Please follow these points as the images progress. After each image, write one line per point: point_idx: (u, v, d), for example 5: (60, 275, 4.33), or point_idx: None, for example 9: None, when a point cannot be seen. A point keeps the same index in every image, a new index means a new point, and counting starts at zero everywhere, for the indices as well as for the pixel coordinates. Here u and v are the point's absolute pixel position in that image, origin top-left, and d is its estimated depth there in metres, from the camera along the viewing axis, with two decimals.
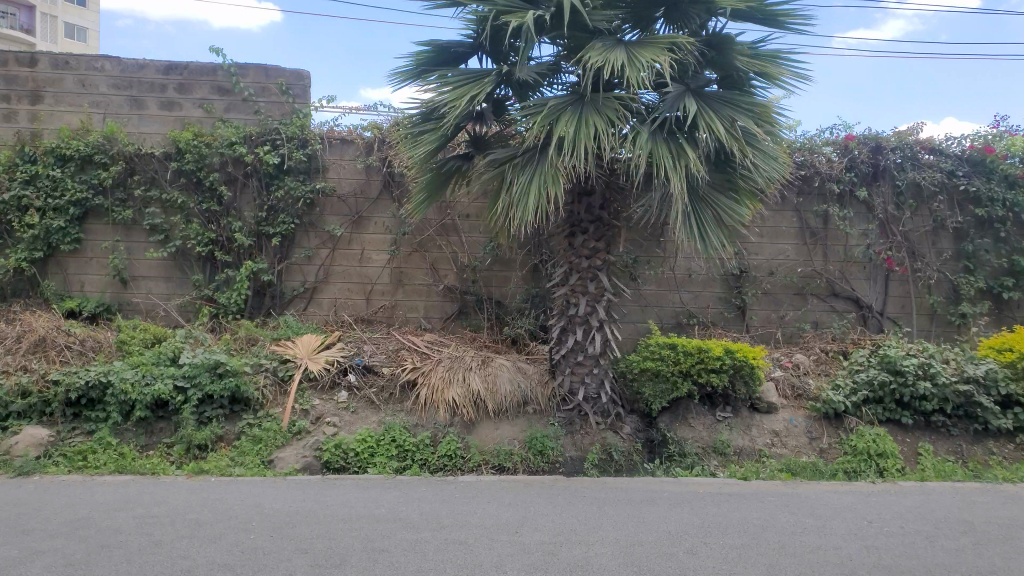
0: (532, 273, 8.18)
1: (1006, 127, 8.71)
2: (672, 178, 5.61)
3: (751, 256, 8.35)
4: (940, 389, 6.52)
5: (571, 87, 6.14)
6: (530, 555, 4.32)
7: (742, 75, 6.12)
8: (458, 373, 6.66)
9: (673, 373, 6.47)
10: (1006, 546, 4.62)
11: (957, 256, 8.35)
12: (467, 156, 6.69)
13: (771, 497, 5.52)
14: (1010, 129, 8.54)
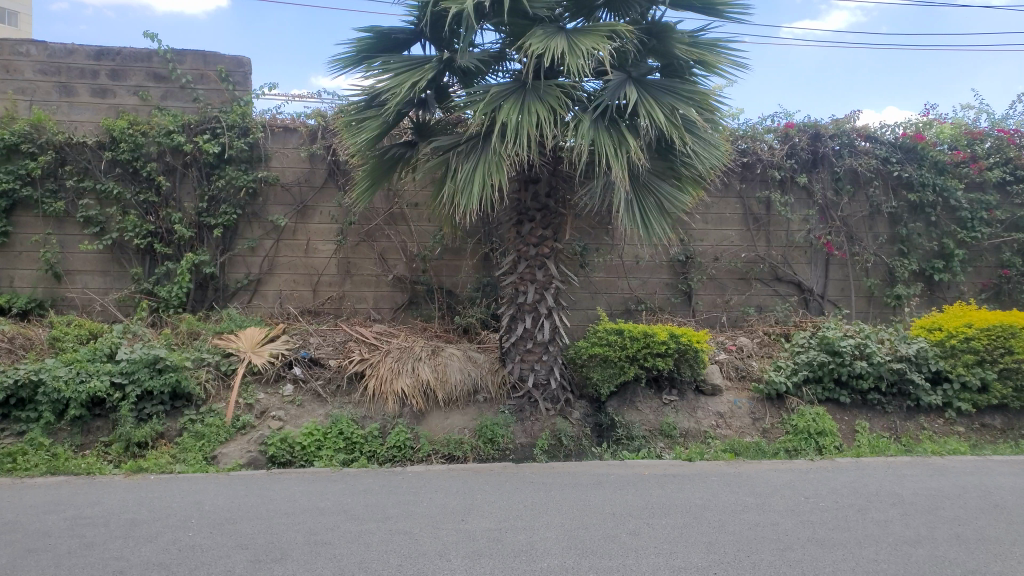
0: (482, 261, 8.20)
1: (937, 115, 9.04)
2: (614, 166, 5.65)
3: (696, 242, 8.50)
4: (876, 368, 6.75)
5: (515, 75, 6.16)
6: (475, 542, 4.34)
7: (683, 63, 6.20)
8: (408, 364, 6.62)
9: (621, 357, 6.50)
10: (931, 516, 4.82)
11: (892, 240, 8.64)
12: (410, 144, 6.64)
13: (714, 477, 5.66)
14: (940, 117, 8.89)
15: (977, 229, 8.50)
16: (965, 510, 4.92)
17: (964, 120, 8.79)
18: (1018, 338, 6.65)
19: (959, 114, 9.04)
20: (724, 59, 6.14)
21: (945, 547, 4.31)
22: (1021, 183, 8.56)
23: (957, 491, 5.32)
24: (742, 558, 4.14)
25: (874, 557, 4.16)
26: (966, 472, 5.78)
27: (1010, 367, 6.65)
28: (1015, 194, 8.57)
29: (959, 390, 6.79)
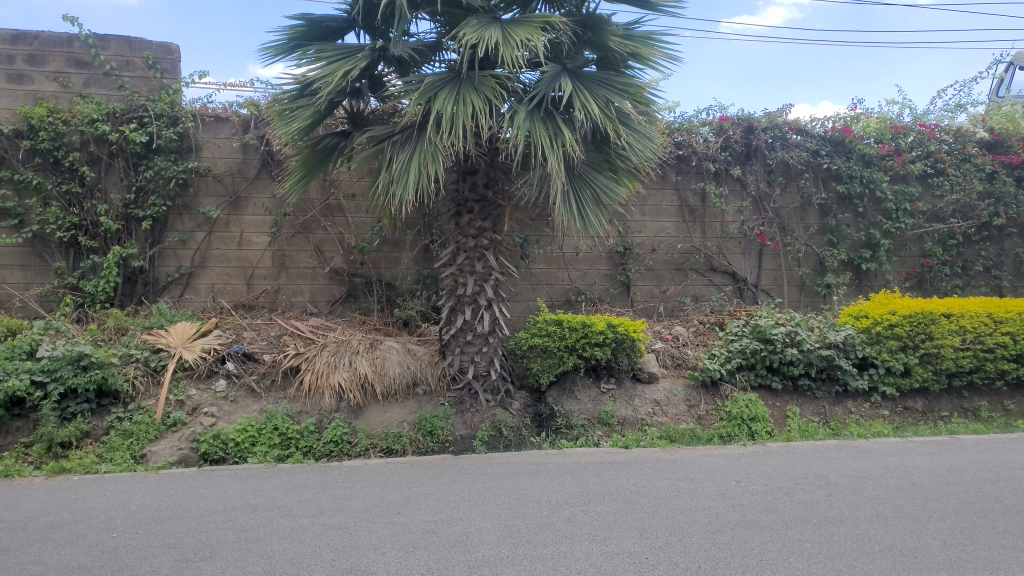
0: (422, 253, 8.16)
1: (864, 109, 9.37)
2: (549, 158, 5.68)
3: (634, 234, 8.62)
4: (806, 355, 6.97)
5: (450, 65, 6.13)
6: (410, 534, 4.34)
7: (617, 56, 6.26)
8: (345, 358, 6.55)
9: (560, 348, 6.55)
10: (855, 496, 5.02)
11: (823, 230, 8.92)
12: (344, 134, 6.53)
13: (649, 464, 5.78)
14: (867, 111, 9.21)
15: (901, 220, 8.84)
16: (885, 490, 5.15)
17: (889, 115, 9.14)
18: (937, 324, 7.01)
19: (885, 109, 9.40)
20: (658, 52, 6.21)
21: (866, 525, 4.50)
22: (941, 176, 8.95)
23: (878, 472, 5.55)
24: (673, 542, 4.24)
25: (799, 537, 4.31)
26: (888, 453, 6.04)
27: (930, 352, 7.01)
28: (936, 186, 8.96)
29: (884, 374, 7.08)
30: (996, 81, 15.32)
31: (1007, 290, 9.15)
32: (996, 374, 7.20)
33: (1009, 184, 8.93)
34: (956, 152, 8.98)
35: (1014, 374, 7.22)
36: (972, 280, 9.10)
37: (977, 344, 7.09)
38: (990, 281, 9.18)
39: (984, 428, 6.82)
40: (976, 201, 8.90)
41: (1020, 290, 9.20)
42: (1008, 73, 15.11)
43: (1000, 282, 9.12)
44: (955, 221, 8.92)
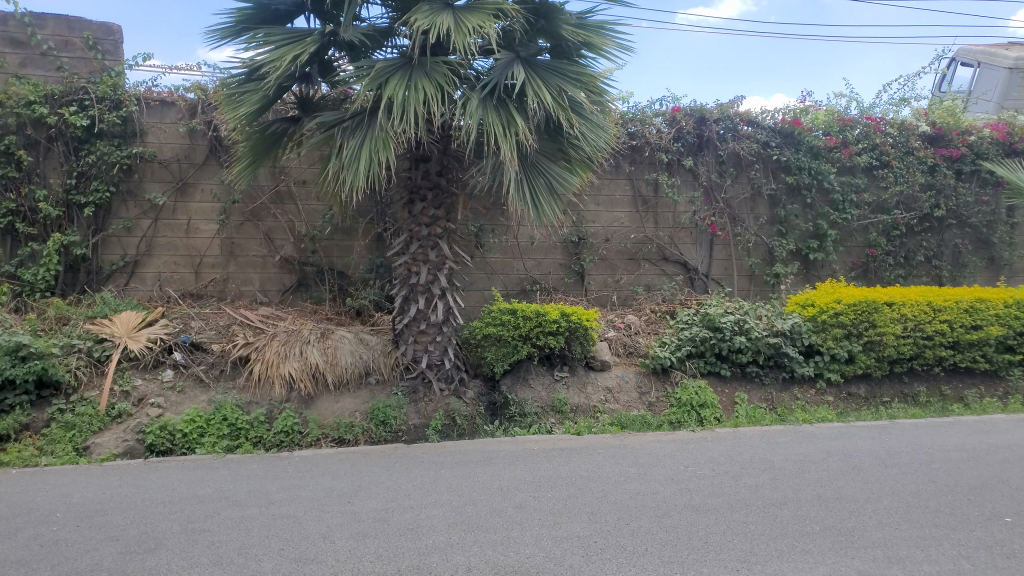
0: (375, 242, 8.11)
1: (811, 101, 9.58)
2: (502, 146, 5.70)
3: (588, 223, 8.70)
4: (754, 342, 7.14)
5: (401, 51, 6.08)
6: (361, 523, 4.34)
7: (571, 45, 6.28)
8: (295, 347, 6.48)
9: (514, 336, 6.59)
10: (798, 479, 5.18)
11: (772, 221, 9.12)
12: (293, 120, 6.43)
13: (600, 450, 5.87)
14: (815, 104, 9.43)
15: (848, 210, 9.08)
16: (827, 472, 5.32)
17: (836, 108, 9.34)
18: (880, 312, 7.24)
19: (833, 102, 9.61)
20: (610, 42, 6.25)
21: (807, 506, 4.65)
22: (886, 168, 9.20)
23: (821, 455, 5.72)
24: (621, 526, 4.32)
25: (743, 519, 4.44)
26: (830, 438, 6.23)
27: (873, 339, 7.24)
28: (881, 178, 9.20)
29: (829, 361, 7.30)
30: (938, 76, 15.83)
31: (946, 280, 9.49)
32: (934, 361, 7.48)
33: (949, 176, 9.26)
34: (900, 144, 9.23)
35: (951, 361, 7.51)
36: (914, 270, 9.42)
37: (917, 331, 7.35)
38: (931, 270, 9.51)
39: (922, 412, 7.09)
40: (918, 193, 9.20)
41: (958, 280, 9.56)
42: (950, 69, 15.61)
43: (940, 271, 9.46)
44: (898, 213, 9.21)
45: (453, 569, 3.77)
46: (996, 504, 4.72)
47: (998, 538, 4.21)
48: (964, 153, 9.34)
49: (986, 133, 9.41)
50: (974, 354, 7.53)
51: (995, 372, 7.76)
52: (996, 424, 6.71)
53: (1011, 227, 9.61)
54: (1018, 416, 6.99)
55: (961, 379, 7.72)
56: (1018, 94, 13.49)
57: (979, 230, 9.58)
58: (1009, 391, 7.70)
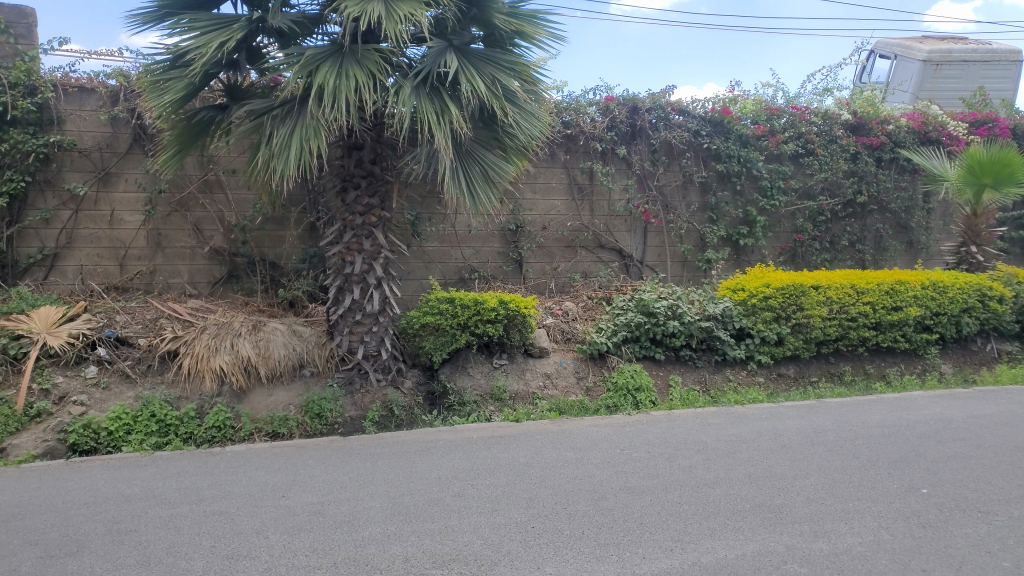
0: (308, 231, 7.95)
1: (740, 91, 9.78)
2: (436, 134, 5.64)
3: (525, 212, 8.70)
4: (687, 327, 7.28)
5: (332, 38, 5.94)
6: (296, 517, 4.26)
7: (504, 34, 6.23)
8: (226, 340, 6.29)
9: (452, 325, 6.56)
10: (730, 459, 5.32)
11: (703, 208, 9.30)
12: (221, 107, 6.22)
13: (539, 436, 5.89)
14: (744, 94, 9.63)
15: (776, 197, 9.33)
16: (758, 452, 5.47)
17: (764, 97, 9.56)
18: (807, 296, 7.48)
19: (760, 92, 9.83)
20: (543, 31, 6.23)
21: (738, 485, 4.77)
22: (811, 156, 9.46)
23: (752, 435, 5.88)
24: (559, 510, 4.36)
25: (677, 500, 4.53)
26: (760, 418, 6.41)
27: (801, 322, 7.46)
28: (806, 166, 9.46)
29: (759, 344, 7.50)
30: (858, 68, 16.38)
31: (869, 263, 9.86)
32: (858, 341, 7.77)
33: (870, 164, 9.60)
34: (825, 133, 9.50)
35: (874, 341, 7.80)
36: (839, 254, 9.75)
37: (842, 314, 7.62)
38: (854, 254, 9.87)
39: (846, 391, 7.35)
40: (842, 179, 9.51)
41: (879, 263, 9.95)
42: (869, 61, 16.16)
43: (863, 255, 9.82)
44: (823, 199, 9.50)
45: (391, 560, 3.74)
46: (914, 476, 4.94)
47: (915, 509, 4.40)
48: (884, 142, 9.68)
49: (903, 123, 9.77)
50: (894, 335, 7.84)
51: (914, 351, 8.10)
52: (914, 400, 7.02)
53: (927, 213, 10.05)
54: (935, 392, 7.33)
55: (884, 358, 8.04)
56: (932, 85, 14.05)
57: (898, 216, 9.98)
58: (926, 368, 8.06)
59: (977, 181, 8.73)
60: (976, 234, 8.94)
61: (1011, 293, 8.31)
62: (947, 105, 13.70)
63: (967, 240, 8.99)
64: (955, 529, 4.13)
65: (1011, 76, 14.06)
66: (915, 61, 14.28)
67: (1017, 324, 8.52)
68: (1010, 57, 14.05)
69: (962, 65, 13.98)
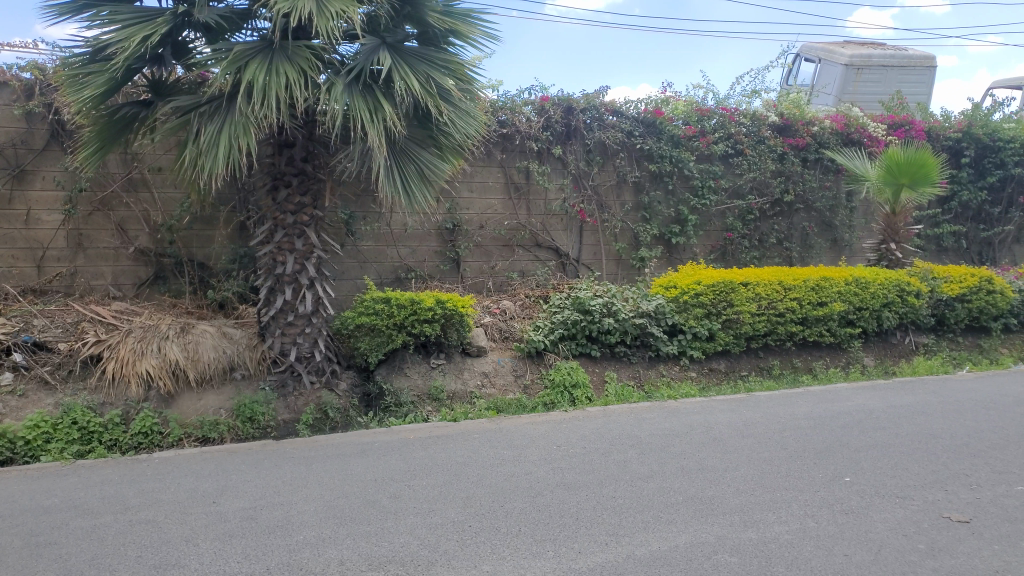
0: (238, 231, 7.77)
1: (672, 91, 9.96)
2: (369, 131, 5.59)
3: (462, 211, 8.68)
4: (621, 324, 7.39)
5: (262, 34, 5.80)
6: (227, 523, 4.17)
7: (438, 33, 6.19)
8: (152, 344, 6.08)
9: (388, 325, 6.51)
10: (665, 452, 5.42)
11: (637, 207, 9.45)
12: (145, 103, 6.01)
13: (477, 435, 5.89)
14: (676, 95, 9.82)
15: (706, 196, 9.56)
16: (690, 445, 5.60)
17: (695, 99, 9.77)
18: (736, 292, 7.69)
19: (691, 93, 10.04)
20: (477, 30, 6.22)
21: (672, 478, 4.87)
22: (740, 156, 9.71)
23: (684, 429, 6.02)
24: (496, 508, 4.37)
25: (612, 494, 4.60)
26: (693, 412, 6.56)
27: (731, 318, 7.66)
28: (735, 166, 9.71)
29: (691, 339, 7.67)
30: (784, 70, 16.90)
31: (795, 260, 10.20)
32: (786, 336, 8.01)
33: (796, 164, 9.91)
34: (753, 134, 9.76)
35: (800, 336, 8.06)
36: (767, 251, 10.04)
37: (770, 309, 7.85)
38: (782, 252, 10.18)
39: (775, 384, 7.58)
40: (769, 179, 9.80)
41: (805, 259, 10.30)
42: (796, 64, 16.69)
43: (790, 252, 10.14)
44: (751, 198, 9.77)
45: (326, 564, 3.69)
46: (837, 465, 5.13)
47: (838, 496, 4.57)
48: (808, 142, 10.01)
49: (827, 124, 10.11)
50: (820, 329, 8.10)
51: (838, 344, 8.40)
52: (838, 392, 7.29)
53: (850, 211, 10.44)
54: (857, 385, 7.62)
55: (810, 351, 8.30)
56: (854, 89, 14.57)
57: (823, 214, 10.36)
58: (850, 361, 8.36)
59: (895, 181, 9.13)
60: (894, 232, 9.28)
61: (927, 288, 8.70)
62: (868, 108, 14.25)
63: (887, 237, 9.35)
64: (875, 514, 4.30)
65: (925, 81, 14.71)
66: (837, 65, 14.79)
67: (932, 318, 8.93)
68: (925, 63, 14.69)
69: (881, 70, 14.56)
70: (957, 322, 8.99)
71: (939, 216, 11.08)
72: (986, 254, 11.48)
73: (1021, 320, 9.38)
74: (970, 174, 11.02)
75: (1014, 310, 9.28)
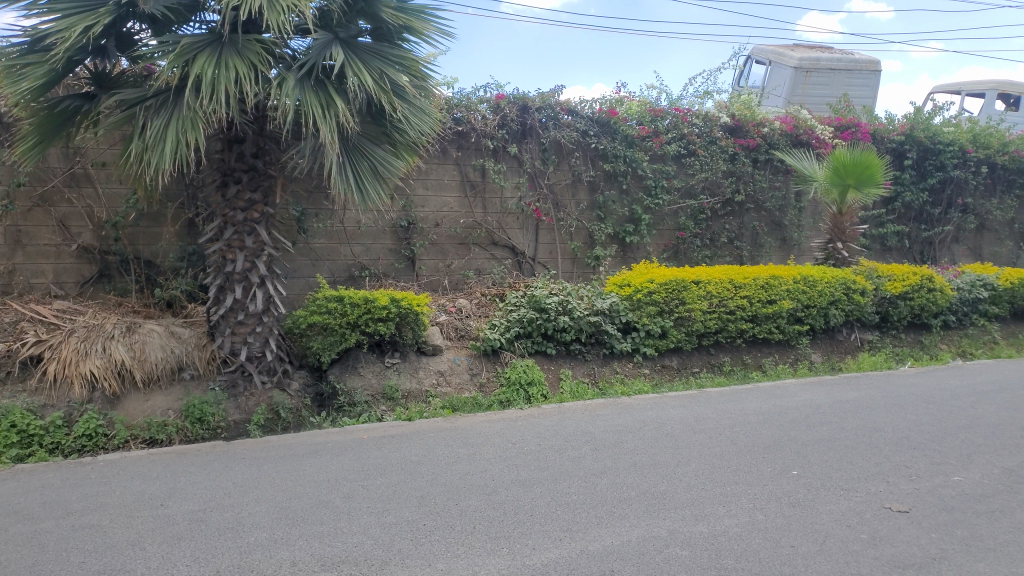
0: (186, 228, 7.61)
1: (626, 91, 10.05)
2: (321, 127, 5.52)
3: (417, 209, 8.63)
4: (577, 322, 7.44)
5: (211, 27, 5.69)
6: (175, 526, 4.08)
7: (392, 28, 6.14)
8: (96, 344, 5.92)
9: (341, 324, 6.44)
10: (619, 449, 5.48)
11: (591, 206, 9.51)
12: (88, 96, 5.83)
13: (432, 434, 5.88)
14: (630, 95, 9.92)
15: (659, 196, 9.68)
16: (642, 441, 5.67)
17: (648, 99, 9.88)
18: (688, 290, 7.81)
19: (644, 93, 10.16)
20: (432, 27, 6.18)
21: (625, 474, 4.93)
22: (692, 156, 9.85)
23: (637, 425, 6.09)
24: (450, 507, 4.37)
25: (566, 490, 4.64)
26: (646, 408, 6.64)
27: (683, 315, 7.78)
28: (688, 166, 9.85)
29: (644, 337, 7.76)
30: (736, 72, 17.21)
31: (746, 259, 10.39)
32: (736, 333, 8.15)
33: (746, 164, 10.10)
34: (705, 134, 9.91)
35: (750, 333, 8.20)
36: (718, 250, 10.22)
37: (721, 307, 7.98)
38: (733, 251, 10.36)
39: (725, 381, 7.72)
40: (721, 179, 9.97)
41: (756, 258, 10.49)
42: (747, 66, 17.01)
43: (740, 252, 10.32)
44: (703, 198, 9.93)
45: (278, 565, 3.65)
46: (785, 459, 5.25)
47: (786, 489, 4.68)
48: (759, 143, 10.21)
49: (777, 126, 10.32)
50: (770, 326, 8.27)
51: (787, 341, 8.58)
52: (786, 388, 7.46)
53: (798, 211, 10.68)
54: (805, 381, 7.80)
55: (759, 348, 8.46)
56: (802, 91, 14.90)
57: (772, 214, 10.58)
58: (798, 357, 8.54)
59: (842, 181, 9.37)
60: (841, 232, 9.52)
61: (871, 286, 8.94)
62: (815, 110, 14.59)
63: (834, 237, 9.58)
64: (820, 506, 4.42)
65: (871, 84, 15.12)
66: (787, 67, 15.11)
67: (877, 315, 9.18)
68: (871, 67, 15.10)
69: (828, 73, 14.92)
70: (899, 319, 9.26)
71: (883, 216, 11.41)
72: (927, 253, 11.86)
73: (960, 317, 9.72)
74: (912, 176, 11.37)
75: (953, 307, 9.61)
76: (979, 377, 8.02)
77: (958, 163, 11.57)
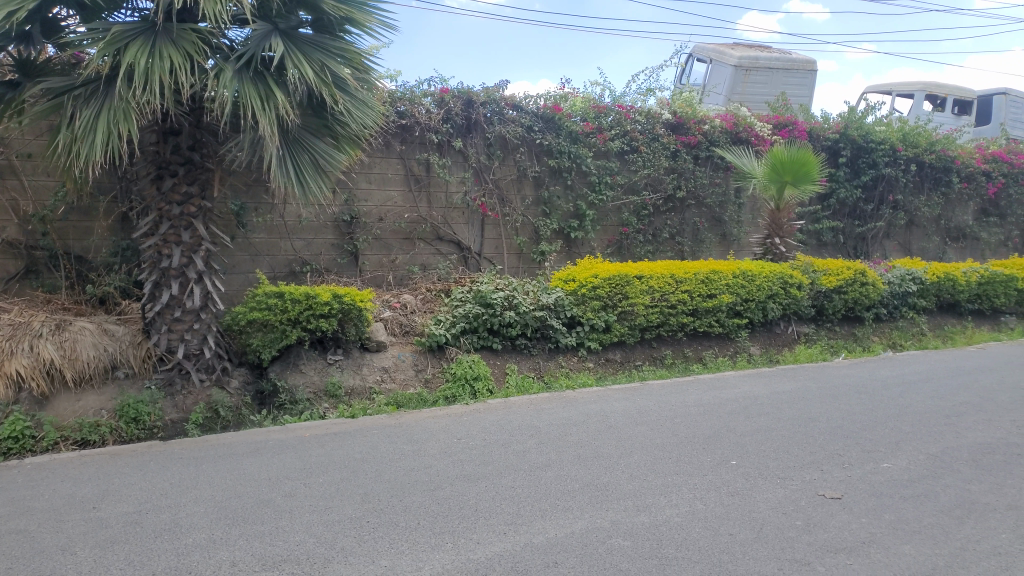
0: (119, 222, 7.38)
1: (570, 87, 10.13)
2: (260, 120, 5.42)
3: (360, 203, 8.53)
4: (522, 316, 7.48)
5: (143, 14, 5.52)
6: (109, 529, 3.96)
7: (333, 20, 6.03)
8: (23, 342, 5.68)
9: (282, 321, 6.34)
10: (565, 442, 5.52)
11: (537, 202, 9.54)
12: (13, 85, 5.62)
13: (376, 431, 5.82)
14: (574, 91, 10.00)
15: (603, 191, 9.78)
16: (587, 434, 5.73)
17: (592, 95, 9.97)
18: (631, 285, 7.92)
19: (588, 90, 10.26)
20: (373, 19, 6.11)
21: (569, 467, 4.97)
22: (635, 153, 9.98)
23: (581, 418, 6.14)
24: (394, 503, 4.34)
25: (511, 484, 4.66)
26: (590, 401, 6.71)
27: (625, 309, 7.89)
28: (631, 162, 9.97)
29: (589, 331, 7.83)
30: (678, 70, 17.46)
31: (687, 254, 10.58)
32: (677, 327, 8.28)
33: (687, 161, 10.27)
34: (647, 131, 10.06)
35: (691, 327, 8.35)
36: (660, 246, 10.38)
37: (663, 301, 8.11)
38: (674, 246, 10.54)
39: (667, 374, 7.85)
40: (663, 176, 10.12)
41: (696, 254, 10.69)
42: (689, 64, 17.29)
43: (682, 247, 10.51)
44: (646, 194, 10.07)
45: (216, 566, 3.57)
46: (725, 450, 5.36)
47: (725, 479, 4.79)
48: (700, 140, 10.40)
49: (717, 123, 10.53)
50: (710, 320, 8.43)
51: (727, 334, 8.75)
52: (726, 380, 7.62)
53: (738, 207, 10.91)
54: (744, 373, 7.98)
55: (701, 341, 8.60)
56: (742, 89, 15.22)
57: (713, 210, 10.79)
58: (737, 350, 8.73)
59: (780, 179, 9.61)
60: (779, 228, 9.78)
61: (807, 281, 9.20)
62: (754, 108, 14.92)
63: (772, 233, 9.82)
64: (758, 495, 4.53)
65: (807, 84, 15.53)
66: (727, 66, 15.41)
67: (812, 308, 9.44)
68: (807, 67, 15.50)
69: (767, 72, 15.26)
70: (834, 312, 9.54)
71: (819, 212, 11.75)
72: (860, 248, 12.26)
73: (890, 310, 10.07)
74: (846, 173, 11.75)
75: (884, 301, 9.95)
76: (908, 367, 8.32)
77: (889, 161, 11.97)
